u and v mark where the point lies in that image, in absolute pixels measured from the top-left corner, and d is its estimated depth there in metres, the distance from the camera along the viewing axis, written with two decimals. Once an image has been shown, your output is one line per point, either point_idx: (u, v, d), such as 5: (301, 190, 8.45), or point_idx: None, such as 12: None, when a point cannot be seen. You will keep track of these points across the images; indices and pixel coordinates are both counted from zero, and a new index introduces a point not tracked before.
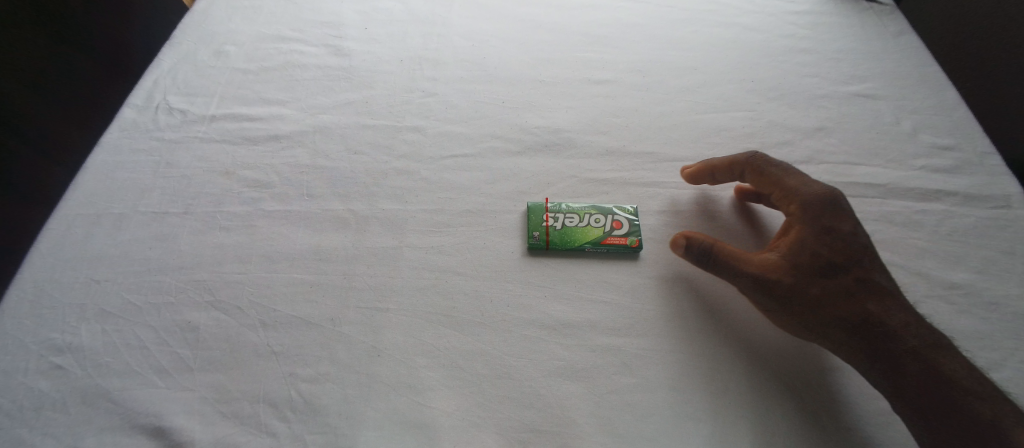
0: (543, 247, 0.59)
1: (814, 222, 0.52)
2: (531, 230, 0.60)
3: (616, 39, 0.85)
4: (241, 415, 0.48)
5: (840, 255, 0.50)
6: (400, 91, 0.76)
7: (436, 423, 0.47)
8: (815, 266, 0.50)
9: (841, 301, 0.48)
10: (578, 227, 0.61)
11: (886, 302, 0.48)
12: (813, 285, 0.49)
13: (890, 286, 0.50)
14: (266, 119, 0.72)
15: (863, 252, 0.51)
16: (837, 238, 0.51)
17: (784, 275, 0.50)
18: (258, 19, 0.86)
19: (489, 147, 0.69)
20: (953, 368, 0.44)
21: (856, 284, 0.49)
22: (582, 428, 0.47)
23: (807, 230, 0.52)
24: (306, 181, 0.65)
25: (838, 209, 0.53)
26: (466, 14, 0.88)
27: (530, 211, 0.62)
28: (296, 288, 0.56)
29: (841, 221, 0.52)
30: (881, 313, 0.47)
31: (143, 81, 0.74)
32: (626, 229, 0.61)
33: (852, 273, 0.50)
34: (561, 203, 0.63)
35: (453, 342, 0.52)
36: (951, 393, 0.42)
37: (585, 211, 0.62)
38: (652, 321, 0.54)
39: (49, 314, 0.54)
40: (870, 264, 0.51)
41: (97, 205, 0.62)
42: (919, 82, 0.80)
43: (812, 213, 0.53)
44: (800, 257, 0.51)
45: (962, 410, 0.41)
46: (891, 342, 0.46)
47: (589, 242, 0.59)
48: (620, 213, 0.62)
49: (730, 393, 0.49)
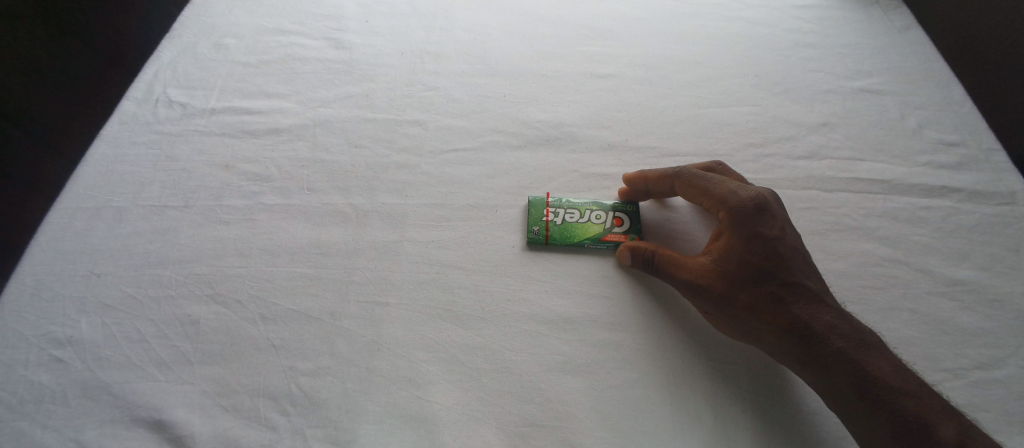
0: (542, 242, 0.59)
1: (743, 226, 0.50)
2: (531, 224, 0.60)
3: (619, 32, 0.84)
4: (241, 408, 0.48)
5: (766, 262, 0.48)
6: (401, 85, 0.75)
7: (436, 417, 0.47)
8: (742, 275, 0.48)
9: (767, 309, 0.47)
10: (578, 222, 0.60)
11: (806, 305, 0.47)
12: (739, 295, 0.48)
13: (814, 288, 0.48)
14: (267, 112, 0.72)
15: (785, 255, 0.49)
16: (763, 243, 0.49)
17: (712, 285, 0.49)
18: (258, 12, 0.85)
19: (490, 141, 0.69)
20: (882, 368, 0.43)
21: (780, 288, 0.48)
22: (582, 423, 0.47)
23: (736, 236, 0.50)
24: (306, 175, 0.65)
25: (771, 209, 0.50)
26: (468, 7, 0.87)
27: (530, 207, 0.62)
28: (296, 282, 0.56)
29: (767, 224, 0.50)
30: (810, 318, 0.46)
31: (143, 74, 0.74)
32: (626, 225, 0.60)
33: (782, 278, 0.48)
34: (562, 198, 0.63)
35: (454, 336, 0.52)
36: (874, 391, 0.42)
37: (586, 207, 0.62)
38: (651, 316, 0.53)
39: (49, 307, 0.53)
40: (795, 267, 0.49)
41: (97, 198, 0.62)
42: (925, 77, 0.79)
43: (741, 217, 0.50)
44: (728, 265, 0.49)
45: (882, 404, 0.41)
46: (814, 347, 0.45)
47: (589, 238, 0.59)
48: (621, 209, 0.62)
49: (729, 389, 0.49)
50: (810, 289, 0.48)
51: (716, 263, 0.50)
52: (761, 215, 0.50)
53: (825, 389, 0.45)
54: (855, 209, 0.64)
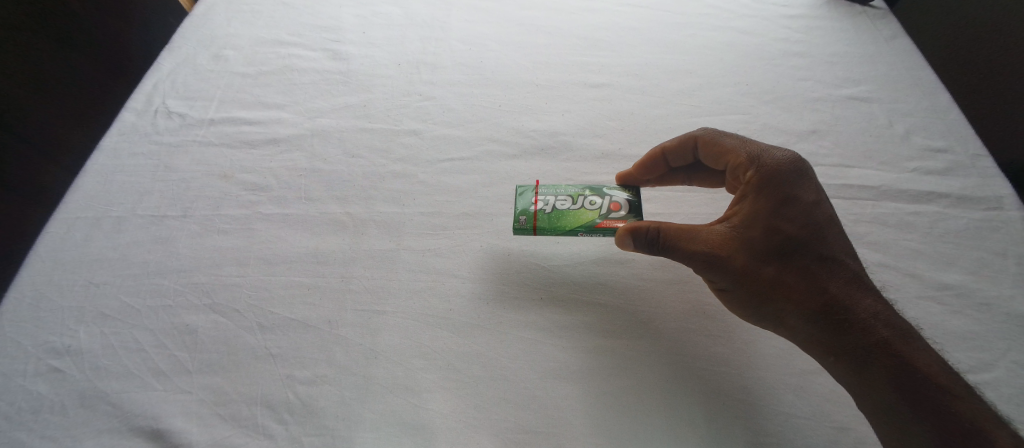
0: (529, 231, 0.55)
1: (776, 193, 0.50)
2: (518, 214, 0.55)
3: (612, 42, 0.86)
4: (239, 417, 0.48)
5: (799, 234, 0.48)
6: (398, 95, 0.76)
7: (432, 424, 0.47)
8: (771, 246, 0.48)
9: (796, 285, 0.47)
10: (571, 210, 0.56)
11: (840, 284, 0.47)
12: (768, 267, 0.48)
13: (848, 267, 0.48)
14: (265, 122, 0.72)
15: (817, 229, 0.49)
16: (796, 214, 0.49)
17: (739, 255, 0.48)
18: (257, 23, 0.86)
19: (485, 151, 0.70)
20: (919, 357, 0.42)
21: (812, 264, 0.48)
22: (575, 428, 0.47)
23: (766, 204, 0.49)
24: (304, 184, 0.66)
25: (803, 179, 0.51)
26: (464, 18, 0.88)
27: (519, 194, 0.58)
28: (293, 291, 0.56)
29: (800, 193, 0.50)
30: (844, 297, 0.46)
31: (143, 85, 0.75)
32: (625, 210, 0.56)
33: (815, 253, 0.48)
34: (551, 185, 0.59)
35: (450, 344, 0.52)
36: (913, 381, 0.41)
37: (581, 193, 0.58)
38: (645, 324, 0.54)
39: (48, 317, 0.54)
40: (828, 242, 0.49)
41: (96, 208, 0.63)
42: (913, 85, 0.80)
43: (772, 184, 0.50)
44: (757, 234, 0.48)
45: (928, 399, 0.40)
46: (849, 327, 0.45)
47: (583, 226, 0.54)
48: (619, 195, 0.57)
49: (724, 393, 0.49)
50: (843, 268, 0.48)
51: (744, 233, 0.49)
52: (793, 185, 0.50)
53: (859, 379, 0.43)
54: (844, 215, 0.65)
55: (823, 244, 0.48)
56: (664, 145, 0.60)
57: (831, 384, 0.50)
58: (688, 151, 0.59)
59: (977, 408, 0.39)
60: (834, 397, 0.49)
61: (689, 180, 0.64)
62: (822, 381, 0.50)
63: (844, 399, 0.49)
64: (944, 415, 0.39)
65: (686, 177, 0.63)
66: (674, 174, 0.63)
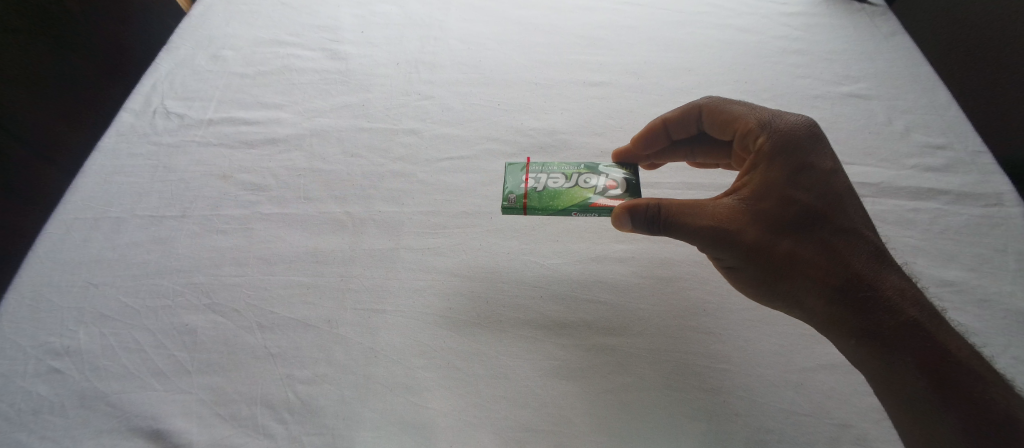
0: (520, 211, 0.53)
1: (789, 161, 0.47)
2: (508, 192, 0.53)
3: (611, 41, 0.86)
4: (239, 416, 0.48)
5: (815, 205, 0.46)
6: (396, 94, 0.76)
7: (432, 422, 0.47)
8: (785, 217, 0.45)
9: (813, 259, 0.45)
10: (564, 189, 0.53)
11: (861, 259, 0.44)
12: (782, 240, 0.45)
13: (869, 241, 0.46)
14: (264, 123, 0.72)
15: (835, 201, 0.46)
16: (812, 184, 0.47)
17: (751, 228, 0.46)
18: (255, 24, 0.86)
19: (484, 150, 0.70)
20: (950, 340, 0.39)
21: (831, 238, 0.45)
22: (575, 426, 0.47)
23: (779, 172, 0.47)
24: (303, 184, 0.66)
25: (818, 149, 0.48)
26: (462, 18, 0.88)
27: (509, 172, 0.55)
28: (293, 290, 0.56)
29: (816, 161, 0.48)
30: (867, 273, 0.43)
31: (141, 86, 0.75)
32: (621, 190, 0.54)
33: (833, 225, 0.46)
34: (543, 165, 0.57)
35: (450, 342, 0.52)
36: (943, 365, 0.38)
37: (574, 172, 0.56)
38: (645, 320, 0.54)
39: (48, 318, 0.54)
40: (847, 215, 0.46)
41: (95, 208, 0.63)
42: (912, 82, 0.80)
43: (785, 152, 0.47)
44: (771, 205, 0.46)
45: (961, 384, 0.37)
46: (870, 304, 0.42)
47: (577, 205, 0.52)
48: (616, 173, 0.56)
49: (724, 390, 0.49)
50: (864, 243, 0.45)
51: (757, 205, 0.46)
52: (808, 154, 0.48)
53: (882, 361, 0.41)
54: None
55: (841, 216, 0.46)
56: (664, 116, 0.60)
57: (832, 381, 0.49)
58: (691, 121, 0.58)
59: (1012, 396, 0.36)
60: (835, 394, 0.48)
61: (691, 155, 0.64)
62: (823, 378, 0.49)
63: (845, 396, 0.48)
64: (978, 402, 0.36)
65: (689, 151, 0.63)
66: (675, 147, 0.62)
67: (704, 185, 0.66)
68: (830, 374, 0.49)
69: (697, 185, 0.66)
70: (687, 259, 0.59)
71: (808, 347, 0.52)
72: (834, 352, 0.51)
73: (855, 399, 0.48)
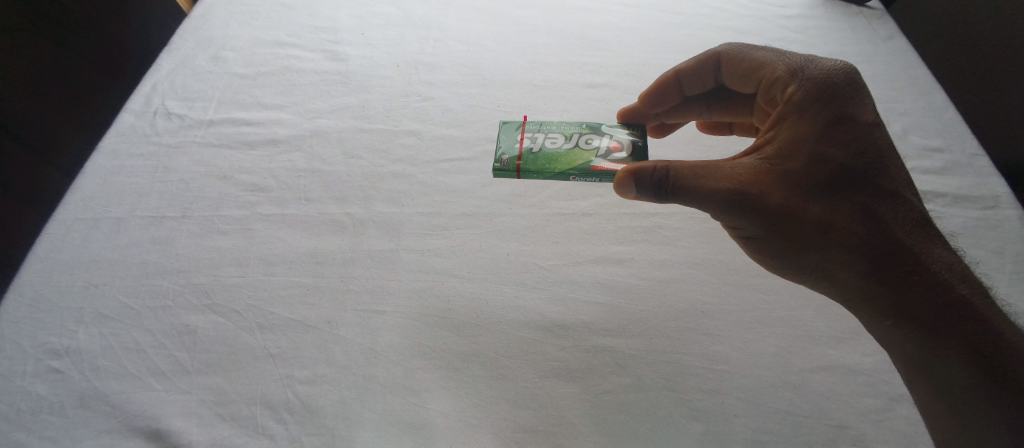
0: (512, 174, 0.54)
1: (821, 115, 0.44)
2: (503, 155, 0.54)
3: (610, 43, 0.86)
4: (238, 417, 0.48)
5: (852, 164, 0.43)
6: (396, 96, 0.76)
7: (432, 423, 0.48)
8: (817, 177, 0.42)
9: (847, 224, 0.42)
10: (562, 152, 0.54)
11: (899, 226, 0.42)
12: (812, 203, 0.42)
13: (907, 207, 0.43)
14: (264, 123, 0.73)
15: (872, 160, 0.43)
16: (850, 139, 0.43)
17: (778, 191, 0.43)
18: (255, 24, 0.86)
19: (484, 151, 0.70)
20: (990, 314, 0.38)
21: (867, 202, 0.42)
22: (575, 426, 0.48)
23: (812, 127, 0.44)
24: (303, 185, 0.66)
25: (854, 102, 0.45)
26: (462, 19, 0.89)
27: (503, 134, 0.57)
28: (293, 291, 0.56)
29: (854, 115, 0.44)
30: (906, 241, 0.41)
31: (141, 86, 0.75)
32: (626, 153, 0.54)
33: (870, 188, 0.43)
34: (542, 126, 0.57)
35: (450, 344, 0.52)
36: (984, 343, 0.36)
37: (572, 133, 0.56)
38: (644, 321, 0.54)
39: (48, 318, 0.54)
40: (885, 177, 0.43)
41: (94, 209, 0.63)
42: (909, 85, 0.81)
43: (817, 105, 0.44)
44: (801, 164, 0.43)
45: (1000, 361, 0.36)
46: (909, 274, 0.40)
47: (575, 169, 0.52)
48: (621, 136, 0.56)
49: (723, 391, 0.49)
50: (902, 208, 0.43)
51: (784, 165, 0.43)
52: (843, 108, 0.44)
53: (916, 334, 0.39)
54: None
55: (879, 178, 0.43)
56: (678, 68, 0.62)
57: (831, 382, 0.49)
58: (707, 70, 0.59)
59: None
60: (833, 395, 0.48)
61: (705, 112, 0.65)
62: (822, 380, 0.49)
63: (842, 397, 0.48)
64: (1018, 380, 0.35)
65: (704, 108, 0.64)
66: (688, 104, 0.64)
67: None
68: (829, 375, 0.49)
69: None
70: (686, 260, 0.58)
71: (807, 348, 0.51)
72: (834, 353, 0.51)
73: (853, 401, 0.48)
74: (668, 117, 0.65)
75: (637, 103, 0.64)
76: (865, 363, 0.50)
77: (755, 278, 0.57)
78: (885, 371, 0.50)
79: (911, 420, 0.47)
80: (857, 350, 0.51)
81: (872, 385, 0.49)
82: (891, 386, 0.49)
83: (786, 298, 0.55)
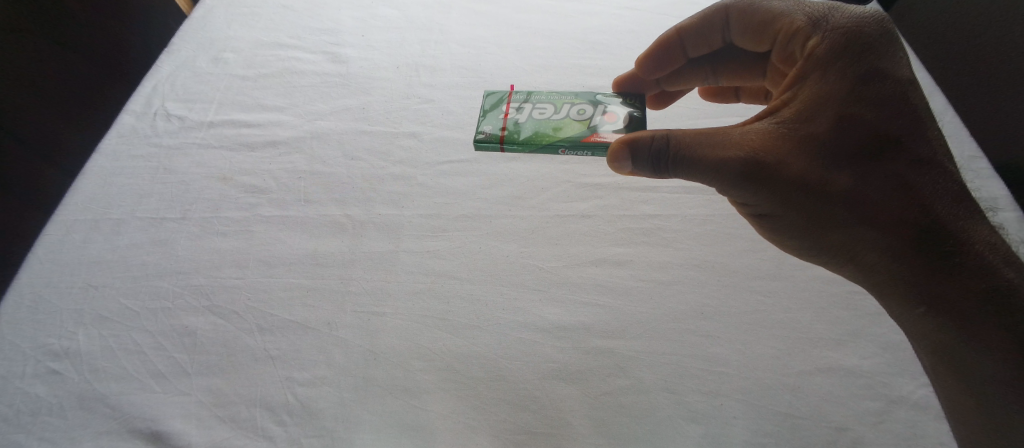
0: (497, 146, 0.55)
1: (845, 75, 0.43)
2: (488, 127, 0.56)
3: (610, 46, 0.86)
4: (237, 418, 0.48)
5: (878, 128, 0.41)
6: (397, 97, 0.76)
7: (432, 425, 0.48)
8: (839, 143, 0.41)
9: (871, 193, 0.40)
10: (550, 124, 0.55)
11: (930, 195, 0.40)
12: (833, 172, 0.41)
13: (941, 174, 0.41)
14: (265, 125, 0.73)
15: (902, 124, 0.42)
16: (876, 102, 0.42)
17: (796, 158, 0.42)
18: (256, 26, 0.87)
19: (484, 153, 0.70)
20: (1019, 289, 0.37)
21: (898, 170, 0.41)
22: (574, 429, 0.48)
23: (835, 89, 0.43)
24: (303, 186, 0.66)
25: (883, 61, 0.43)
26: (463, 21, 0.89)
27: (490, 104, 0.58)
28: (293, 293, 0.56)
29: (882, 74, 0.43)
30: (935, 210, 0.39)
31: (142, 88, 0.76)
32: (618, 124, 0.54)
33: (898, 154, 0.41)
34: (528, 98, 0.58)
35: (450, 346, 0.52)
36: (1006, 318, 0.36)
37: (559, 105, 0.57)
38: (645, 323, 0.54)
39: (48, 319, 0.54)
40: (915, 143, 0.42)
41: (95, 210, 0.63)
42: None
43: (839, 66, 0.43)
44: (822, 130, 0.42)
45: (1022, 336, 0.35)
46: (934, 246, 0.38)
47: (563, 141, 0.53)
48: (615, 108, 0.56)
49: (723, 394, 0.49)
50: (935, 176, 0.41)
51: (802, 130, 0.42)
52: (871, 68, 0.43)
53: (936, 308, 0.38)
54: None
55: (908, 144, 0.41)
56: (679, 27, 0.62)
57: (830, 384, 0.49)
58: (713, 27, 0.59)
59: None
60: (832, 397, 0.48)
61: (709, 77, 0.66)
62: (821, 382, 0.49)
63: (841, 399, 0.48)
64: None
65: (705, 72, 0.66)
66: (690, 67, 0.65)
67: (703, 189, 0.65)
68: (828, 377, 0.50)
69: (695, 189, 0.65)
70: (685, 262, 0.58)
71: (807, 350, 0.51)
72: (834, 356, 0.51)
73: (852, 403, 0.48)
74: (669, 84, 0.66)
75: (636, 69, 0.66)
76: (863, 365, 0.50)
77: (753, 280, 0.57)
78: (883, 374, 0.49)
79: (910, 422, 0.47)
80: (857, 352, 0.51)
81: (871, 387, 0.49)
82: (889, 388, 0.49)
83: (785, 300, 0.55)
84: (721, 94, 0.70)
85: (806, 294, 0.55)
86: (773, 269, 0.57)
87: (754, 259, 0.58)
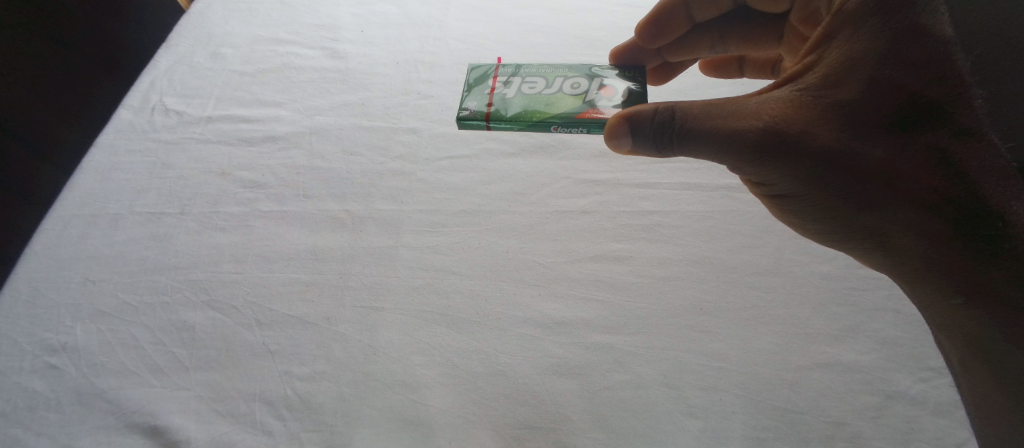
0: (482, 123, 0.54)
1: (875, 37, 0.40)
2: (472, 103, 0.55)
3: (610, 42, 0.85)
4: (237, 413, 0.48)
5: (907, 95, 0.39)
6: (396, 93, 0.76)
7: (432, 420, 0.48)
8: (860, 112, 0.39)
9: (894, 164, 0.39)
10: (540, 100, 0.54)
11: (960, 164, 0.38)
12: (854, 143, 0.39)
13: (976, 142, 0.39)
14: (264, 121, 0.72)
15: (937, 88, 0.39)
16: (906, 65, 0.39)
17: (813, 129, 0.40)
18: (255, 22, 0.86)
19: (483, 149, 0.69)
20: None
21: (927, 139, 0.38)
22: (574, 423, 0.48)
23: (861, 54, 0.40)
24: (302, 182, 0.66)
25: (923, 17, 0.41)
26: (461, 18, 0.89)
27: (475, 78, 0.57)
28: (292, 288, 0.56)
29: (918, 33, 0.40)
30: (965, 181, 0.37)
31: (139, 83, 0.75)
32: (615, 102, 0.53)
33: (927, 121, 0.39)
34: (514, 73, 0.57)
35: (450, 341, 0.52)
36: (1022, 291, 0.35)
37: (548, 80, 0.56)
38: (645, 319, 0.54)
39: (45, 314, 0.54)
40: (950, 109, 0.39)
41: (92, 205, 0.62)
42: None
43: (869, 26, 0.41)
44: (845, 95, 0.40)
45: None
46: (957, 218, 0.37)
47: (557, 119, 0.52)
48: (610, 82, 0.55)
49: (722, 389, 0.49)
50: (969, 144, 0.39)
51: (823, 97, 0.41)
52: (909, 24, 0.40)
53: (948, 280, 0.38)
54: None
55: (940, 109, 0.39)
56: None
57: (828, 379, 0.49)
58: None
59: None
60: (830, 392, 0.49)
61: (716, 45, 0.67)
62: (819, 377, 0.50)
63: (839, 393, 0.49)
64: None
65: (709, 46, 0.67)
66: (692, 40, 0.66)
67: (702, 186, 0.65)
68: (826, 372, 0.50)
69: (694, 186, 0.65)
70: (684, 258, 0.58)
71: (806, 345, 0.52)
72: (832, 351, 0.51)
73: (850, 398, 0.48)
74: (669, 56, 0.67)
75: (635, 39, 0.65)
76: (861, 360, 0.50)
77: (752, 276, 0.57)
78: (880, 369, 0.50)
79: (906, 417, 0.47)
80: (855, 348, 0.51)
81: (869, 382, 0.49)
82: (887, 383, 0.49)
83: (784, 296, 0.55)
84: (720, 68, 0.72)
85: (805, 290, 0.55)
86: (772, 265, 0.57)
87: (754, 255, 0.58)
